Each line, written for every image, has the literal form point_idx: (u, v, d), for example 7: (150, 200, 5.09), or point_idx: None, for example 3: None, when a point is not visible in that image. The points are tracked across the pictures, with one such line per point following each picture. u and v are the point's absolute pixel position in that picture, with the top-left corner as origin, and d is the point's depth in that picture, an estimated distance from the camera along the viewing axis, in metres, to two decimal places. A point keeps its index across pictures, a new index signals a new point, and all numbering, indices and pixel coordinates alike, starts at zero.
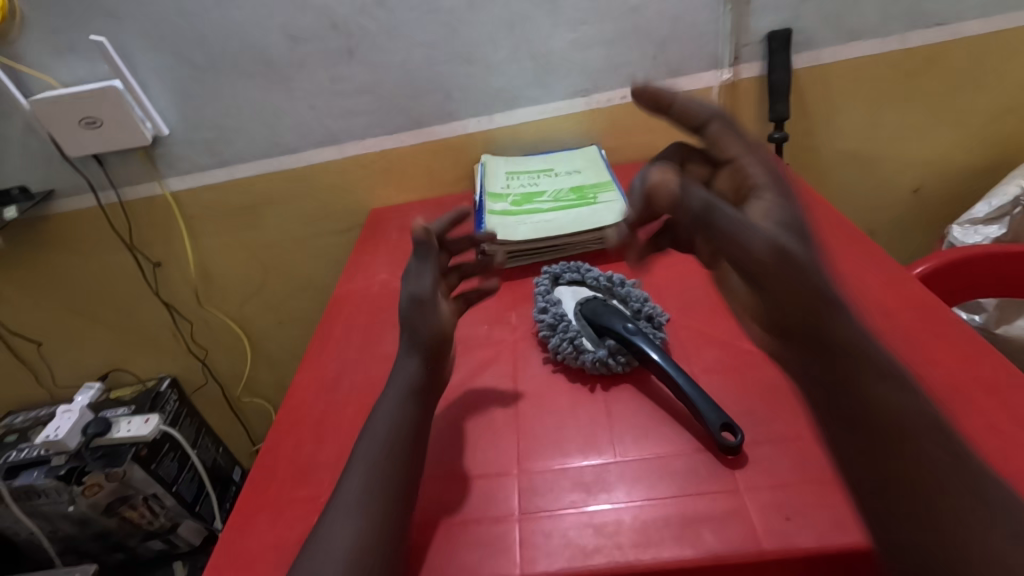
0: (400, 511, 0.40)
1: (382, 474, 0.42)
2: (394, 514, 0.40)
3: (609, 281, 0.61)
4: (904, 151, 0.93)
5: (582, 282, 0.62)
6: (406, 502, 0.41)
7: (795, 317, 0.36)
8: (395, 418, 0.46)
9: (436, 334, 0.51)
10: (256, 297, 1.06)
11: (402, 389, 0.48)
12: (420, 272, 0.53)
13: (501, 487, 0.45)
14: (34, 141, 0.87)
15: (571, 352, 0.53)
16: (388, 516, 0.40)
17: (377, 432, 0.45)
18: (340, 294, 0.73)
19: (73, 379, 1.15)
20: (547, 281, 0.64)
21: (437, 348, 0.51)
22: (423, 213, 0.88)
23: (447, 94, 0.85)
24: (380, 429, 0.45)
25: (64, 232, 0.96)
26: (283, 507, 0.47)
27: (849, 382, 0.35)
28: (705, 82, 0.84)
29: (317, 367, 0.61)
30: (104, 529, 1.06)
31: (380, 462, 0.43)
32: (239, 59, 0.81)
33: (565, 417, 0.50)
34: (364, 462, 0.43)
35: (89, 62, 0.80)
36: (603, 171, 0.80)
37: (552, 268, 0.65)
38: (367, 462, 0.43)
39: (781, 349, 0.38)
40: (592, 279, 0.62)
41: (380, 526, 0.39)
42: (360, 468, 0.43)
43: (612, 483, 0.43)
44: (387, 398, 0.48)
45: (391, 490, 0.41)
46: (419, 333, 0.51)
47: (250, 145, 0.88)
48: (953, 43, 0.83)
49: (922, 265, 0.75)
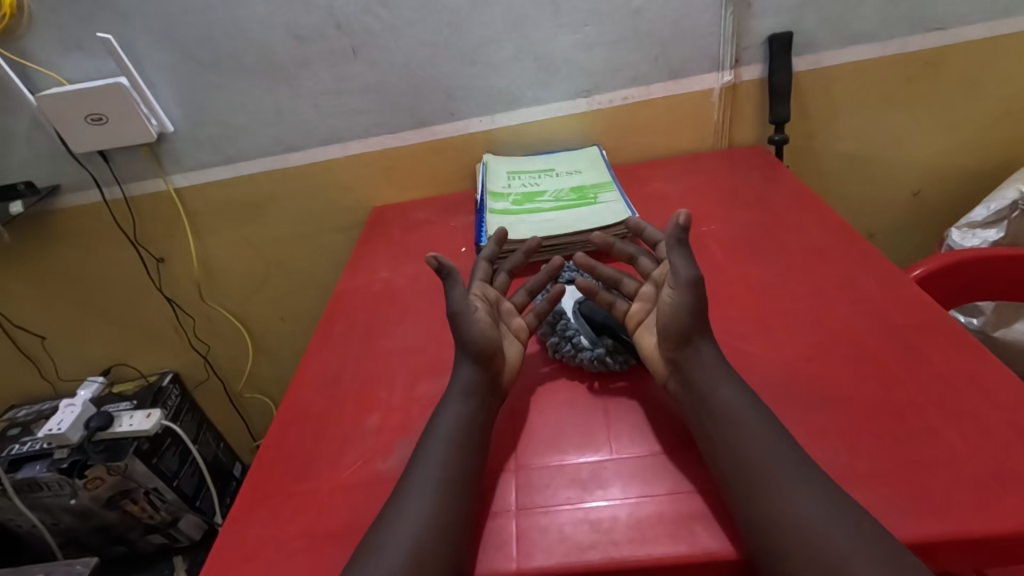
0: (460, 515, 0.41)
1: (438, 479, 0.43)
2: (445, 541, 0.39)
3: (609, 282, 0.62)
4: (904, 155, 0.93)
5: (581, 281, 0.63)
6: (463, 507, 0.41)
7: (687, 356, 0.47)
8: (450, 429, 0.46)
9: (481, 340, 0.50)
10: (258, 294, 1.07)
11: (456, 411, 0.47)
12: (449, 290, 0.51)
13: (500, 483, 0.45)
14: (40, 136, 0.87)
15: (570, 350, 0.54)
16: (436, 544, 0.39)
17: (434, 451, 0.45)
18: (342, 290, 0.73)
19: (75, 373, 1.16)
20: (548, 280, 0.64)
21: (485, 353, 0.50)
22: (425, 212, 0.89)
23: (451, 93, 0.85)
24: (436, 452, 0.45)
25: (69, 227, 0.97)
26: (283, 501, 0.48)
27: (749, 410, 0.43)
28: (706, 84, 0.84)
29: (318, 362, 0.62)
30: (105, 523, 1.07)
31: (440, 472, 0.43)
32: (244, 58, 0.82)
33: (565, 416, 0.50)
34: (420, 487, 0.42)
35: (95, 59, 0.80)
36: (604, 171, 0.80)
37: None
38: (423, 488, 0.42)
39: (676, 383, 0.47)
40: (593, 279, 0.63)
41: (441, 532, 0.39)
42: (415, 492, 0.42)
43: (608, 479, 0.44)
44: (440, 421, 0.47)
45: (450, 493, 0.42)
46: (466, 343, 0.50)
47: (254, 143, 0.89)
48: (953, 48, 0.83)
49: (920, 268, 0.75)
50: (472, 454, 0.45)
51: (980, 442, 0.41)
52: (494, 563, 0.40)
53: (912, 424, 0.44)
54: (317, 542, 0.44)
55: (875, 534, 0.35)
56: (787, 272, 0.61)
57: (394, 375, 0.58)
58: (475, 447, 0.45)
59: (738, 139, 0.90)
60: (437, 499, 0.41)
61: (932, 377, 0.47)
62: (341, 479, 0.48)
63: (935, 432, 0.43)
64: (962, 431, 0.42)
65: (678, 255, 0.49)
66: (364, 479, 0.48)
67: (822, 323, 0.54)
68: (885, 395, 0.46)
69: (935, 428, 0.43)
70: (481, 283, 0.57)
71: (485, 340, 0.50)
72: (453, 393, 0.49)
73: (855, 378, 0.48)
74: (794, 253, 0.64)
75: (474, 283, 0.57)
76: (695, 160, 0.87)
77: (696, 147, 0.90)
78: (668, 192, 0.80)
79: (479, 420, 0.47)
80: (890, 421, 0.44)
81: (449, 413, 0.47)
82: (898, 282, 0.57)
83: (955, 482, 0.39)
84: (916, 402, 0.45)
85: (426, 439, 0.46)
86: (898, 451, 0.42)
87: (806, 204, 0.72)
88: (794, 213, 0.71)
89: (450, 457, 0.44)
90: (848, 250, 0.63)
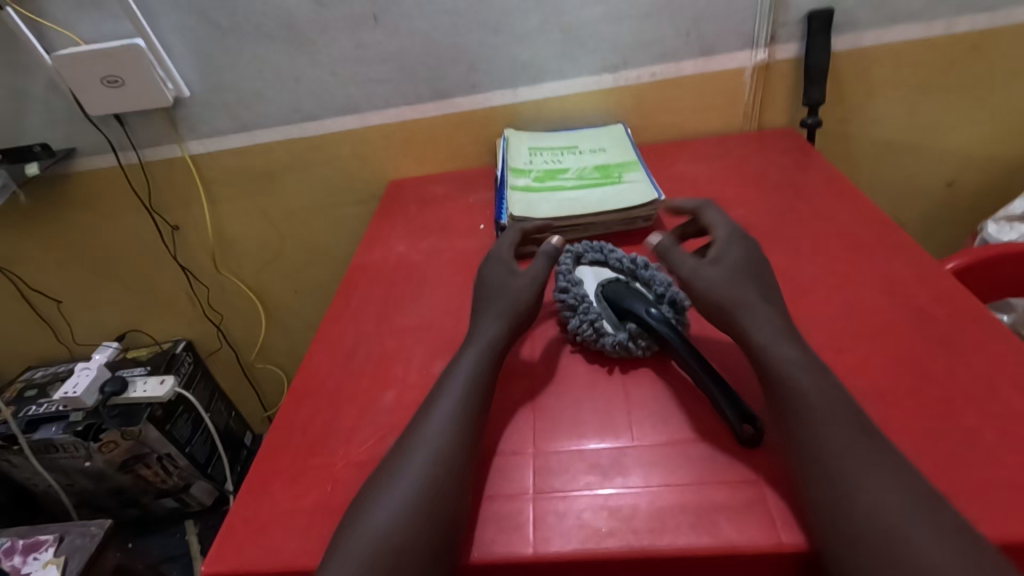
0: (462, 475, 0.41)
1: (439, 438, 0.43)
2: (435, 490, 0.40)
3: (633, 263, 0.59)
4: (941, 143, 0.89)
5: (604, 263, 0.60)
6: (466, 466, 0.42)
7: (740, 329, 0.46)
8: (460, 390, 0.46)
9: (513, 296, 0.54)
10: (272, 265, 1.06)
11: (463, 372, 0.47)
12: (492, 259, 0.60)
13: (516, 466, 0.44)
14: (56, 98, 0.86)
15: (591, 334, 0.52)
16: (426, 492, 0.40)
17: (441, 412, 0.45)
18: (358, 264, 0.72)
19: (91, 337, 1.17)
20: (570, 260, 0.61)
21: (514, 311, 0.53)
22: (443, 187, 0.87)
23: (473, 65, 0.83)
24: (443, 411, 0.45)
25: (84, 191, 0.96)
26: (296, 475, 0.47)
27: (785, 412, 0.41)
28: (739, 62, 0.81)
29: (334, 336, 0.61)
30: (119, 485, 1.09)
31: (445, 433, 0.43)
32: (263, 21, 0.79)
33: (577, 390, 0.50)
34: (422, 445, 0.43)
35: (111, 20, 0.78)
36: (629, 149, 0.78)
37: (573, 247, 0.62)
38: (426, 446, 0.43)
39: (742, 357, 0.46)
40: (614, 261, 0.60)
41: (442, 491, 0.40)
42: (416, 451, 0.43)
43: (629, 466, 0.43)
44: (448, 381, 0.47)
45: (452, 452, 0.42)
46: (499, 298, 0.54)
47: (271, 111, 0.87)
48: (1003, 29, 0.79)
49: (954, 261, 0.73)
50: (472, 408, 0.45)
51: (1020, 444, 0.40)
52: (511, 547, 0.39)
53: (948, 422, 0.42)
54: (331, 517, 0.44)
55: (909, 533, 0.34)
56: (818, 259, 0.59)
57: (411, 351, 0.57)
58: (477, 402, 0.46)
59: (767, 121, 0.87)
60: (434, 450, 0.42)
61: (970, 374, 0.45)
62: (356, 455, 0.48)
63: (972, 432, 0.41)
64: (1002, 433, 0.41)
65: (672, 258, 0.54)
66: (379, 455, 0.47)
67: (853, 315, 0.52)
68: (920, 391, 0.45)
69: (972, 428, 0.41)
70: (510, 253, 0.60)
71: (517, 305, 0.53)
72: (468, 354, 0.49)
73: (888, 373, 0.47)
74: (824, 241, 0.62)
75: (503, 248, 0.61)
76: (722, 142, 0.84)
77: (724, 128, 0.87)
78: (695, 173, 0.78)
79: (484, 385, 0.47)
80: (924, 418, 0.43)
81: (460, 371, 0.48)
82: (936, 274, 0.55)
83: (989, 484, 0.38)
84: (952, 399, 0.44)
85: (433, 394, 0.47)
86: (933, 450, 0.41)
87: (840, 190, 0.69)
88: (826, 198, 0.68)
89: (451, 410, 0.45)
90: (883, 238, 0.60)
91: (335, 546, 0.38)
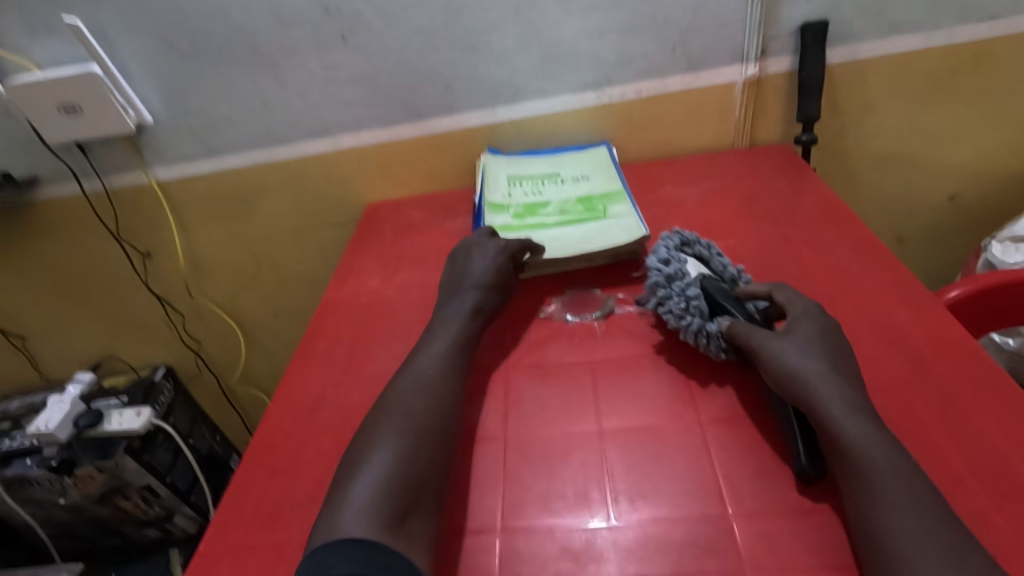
0: (445, 437, 0.44)
1: (422, 401, 0.46)
2: (439, 425, 0.45)
3: (736, 274, 0.56)
4: (944, 155, 0.85)
5: (706, 261, 0.57)
6: (449, 432, 0.45)
7: (773, 374, 0.44)
8: (440, 365, 0.49)
9: (488, 277, 0.58)
10: (248, 290, 1.03)
11: (440, 348, 0.51)
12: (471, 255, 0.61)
13: (482, 548, 0.41)
14: (14, 126, 0.82)
15: (678, 310, 0.51)
16: (431, 428, 0.44)
17: (422, 377, 0.48)
18: (328, 302, 0.68)
19: (66, 364, 1.13)
20: (675, 240, 0.57)
21: (491, 290, 0.57)
22: (421, 212, 0.83)
23: (449, 84, 0.79)
24: (423, 380, 0.48)
25: (49, 219, 0.93)
26: (248, 556, 0.44)
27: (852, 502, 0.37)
28: (728, 77, 0.77)
29: (297, 387, 0.57)
30: (98, 518, 1.07)
31: (428, 395, 0.46)
32: (226, 44, 0.75)
33: (561, 384, 0.52)
34: (406, 406, 0.46)
35: (64, 44, 0.74)
36: (614, 176, 0.74)
37: (684, 231, 0.58)
38: (412, 406, 0.46)
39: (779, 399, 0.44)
40: (717, 266, 0.56)
41: (433, 449, 0.43)
42: (399, 410, 0.45)
43: (604, 553, 0.39)
44: (426, 352, 0.51)
45: (435, 414, 0.45)
46: (476, 278, 0.58)
47: (239, 135, 0.83)
48: (1008, 39, 0.75)
49: (956, 291, 0.69)
50: (455, 365, 0.50)
51: None
52: None
53: (951, 501, 0.39)
54: None
55: None
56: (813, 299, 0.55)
57: None
58: (459, 360, 0.51)
59: (760, 137, 0.82)
60: (428, 397, 0.46)
61: (976, 442, 0.41)
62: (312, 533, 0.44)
63: (979, 515, 0.38)
64: (1012, 517, 0.37)
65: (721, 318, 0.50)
66: None
67: None
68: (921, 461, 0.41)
69: (979, 510, 0.38)
70: (494, 242, 0.61)
71: (494, 268, 0.59)
72: (444, 331, 0.53)
73: None
74: (820, 277, 0.58)
75: (510, 242, 0.62)
76: (712, 161, 0.80)
77: (714, 146, 0.83)
78: (683, 197, 0.74)
79: (459, 361, 0.51)
80: None
81: (438, 344, 0.52)
82: (939, 318, 0.51)
83: None
84: (958, 474, 0.40)
85: (414, 354, 0.51)
86: None
87: (836, 217, 0.65)
88: (822, 227, 0.64)
89: (437, 365, 0.49)
90: (881, 275, 0.56)
91: (346, 481, 0.41)
